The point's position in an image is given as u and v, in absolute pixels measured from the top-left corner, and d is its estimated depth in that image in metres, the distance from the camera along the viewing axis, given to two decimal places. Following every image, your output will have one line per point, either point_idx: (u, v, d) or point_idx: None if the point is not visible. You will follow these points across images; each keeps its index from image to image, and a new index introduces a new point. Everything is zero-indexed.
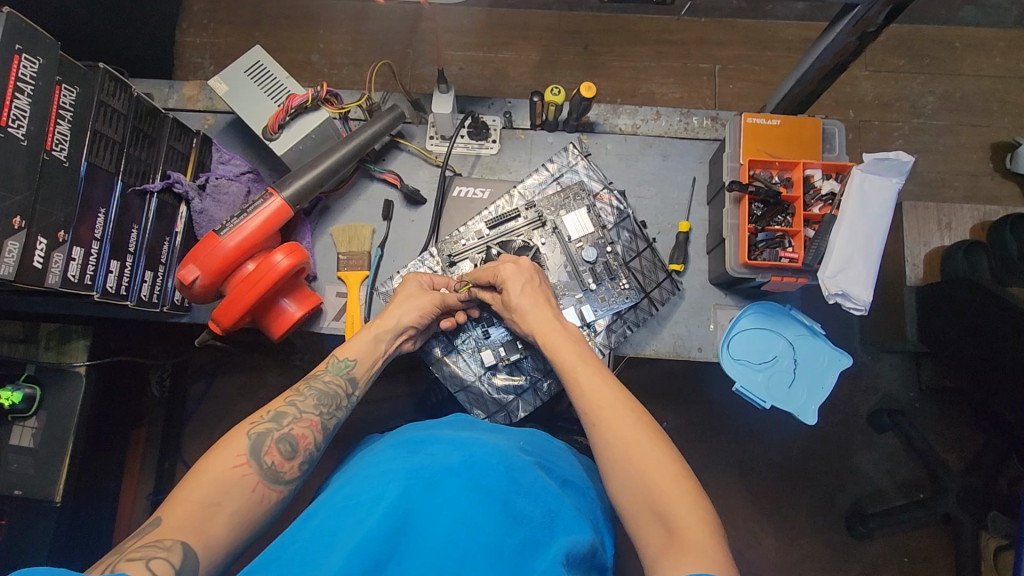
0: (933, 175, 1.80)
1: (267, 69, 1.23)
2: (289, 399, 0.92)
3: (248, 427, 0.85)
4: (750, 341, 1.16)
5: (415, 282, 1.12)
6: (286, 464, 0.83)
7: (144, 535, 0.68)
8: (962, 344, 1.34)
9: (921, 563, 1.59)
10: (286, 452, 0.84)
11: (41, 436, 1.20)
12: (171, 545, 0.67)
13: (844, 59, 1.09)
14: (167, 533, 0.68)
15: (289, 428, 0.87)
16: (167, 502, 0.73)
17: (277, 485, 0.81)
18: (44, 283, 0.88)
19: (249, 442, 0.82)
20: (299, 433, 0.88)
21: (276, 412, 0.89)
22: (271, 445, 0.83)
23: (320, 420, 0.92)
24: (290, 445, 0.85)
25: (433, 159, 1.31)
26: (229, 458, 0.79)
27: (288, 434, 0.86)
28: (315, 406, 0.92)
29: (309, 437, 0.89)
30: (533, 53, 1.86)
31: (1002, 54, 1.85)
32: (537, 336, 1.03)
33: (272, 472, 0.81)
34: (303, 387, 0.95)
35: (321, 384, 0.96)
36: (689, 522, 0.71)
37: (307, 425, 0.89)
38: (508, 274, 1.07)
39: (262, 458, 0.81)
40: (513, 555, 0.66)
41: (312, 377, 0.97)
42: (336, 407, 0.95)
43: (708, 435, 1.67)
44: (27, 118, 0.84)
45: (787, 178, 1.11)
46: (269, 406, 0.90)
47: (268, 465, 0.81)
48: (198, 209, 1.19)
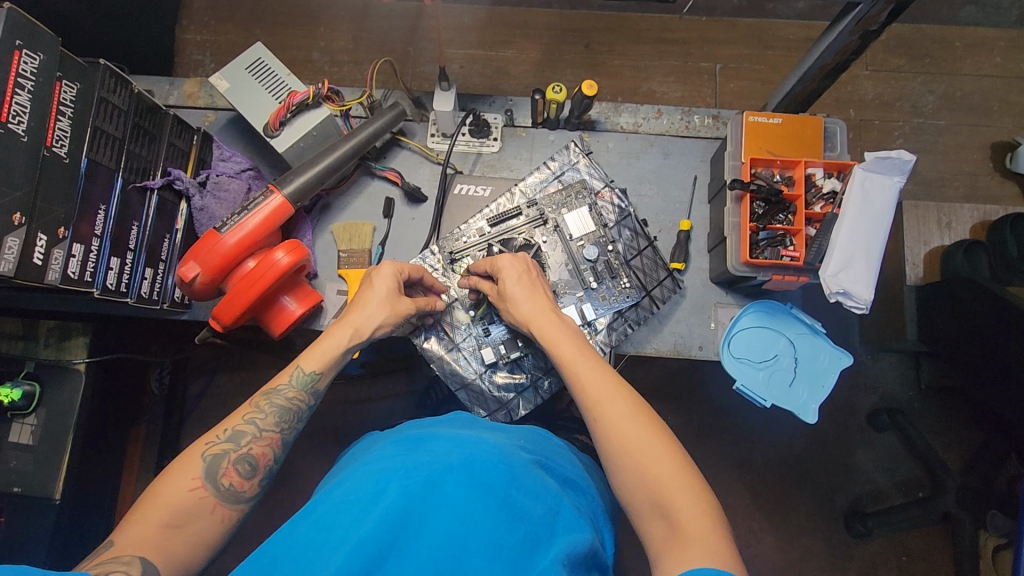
0: (933, 175, 1.81)
1: (268, 66, 1.22)
2: (246, 416, 0.89)
3: (203, 449, 0.83)
4: (750, 341, 1.16)
5: (386, 276, 1.03)
6: (245, 484, 0.83)
7: (100, 554, 0.70)
8: (961, 344, 1.34)
9: (919, 562, 1.59)
10: (245, 472, 0.84)
11: (40, 433, 1.20)
12: (129, 561, 0.68)
13: (846, 59, 1.09)
14: (122, 551, 0.70)
15: (247, 448, 0.86)
16: (124, 522, 0.74)
17: (236, 505, 0.81)
18: (43, 280, 0.88)
19: (204, 465, 0.81)
20: (259, 451, 0.87)
21: (233, 431, 0.87)
22: (228, 467, 0.83)
23: (281, 436, 0.90)
24: (248, 465, 0.85)
25: (434, 157, 1.31)
26: (185, 481, 0.79)
27: (247, 454, 0.85)
28: (276, 423, 0.90)
29: (270, 453, 0.88)
30: (534, 51, 1.86)
31: (1003, 54, 1.86)
32: (534, 327, 1.02)
33: (230, 493, 0.81)
34: (262, 401, 0.91)
35: (282, 400, 0.91)
36: (690, 513, 0.72)
37: (267, 443, 0.88)
38: (503, 266, 1.07)
39: (218, 482, 0.81)
40: (515, 551, 0.66)
41: (271, 390, 0.92)
42: (296, 423, 0.92)
43: (707, 434, 1.67)
44: (27, 114, 0.83)
45: (788, 177, 1.11)
46: (227, 424, 0.87)
47: (226, 487, 0.81)
48: (198, 207, 1.20)
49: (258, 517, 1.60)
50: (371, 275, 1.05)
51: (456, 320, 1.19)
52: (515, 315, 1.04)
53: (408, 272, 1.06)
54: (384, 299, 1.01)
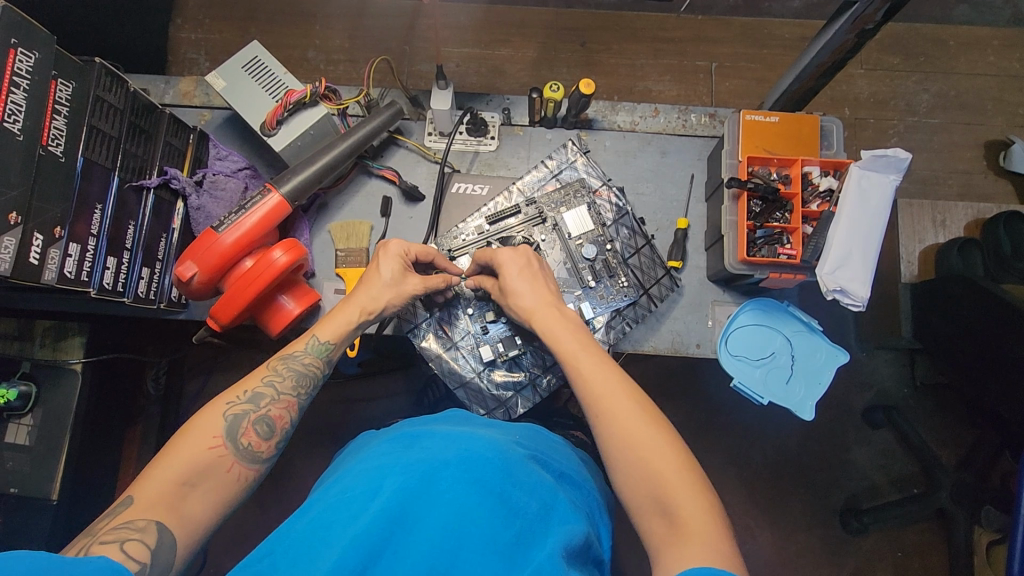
0: (927, 173, 1.82)
1: (265, 65, 1.22)
2: (265, 378, 0.90)
3: (225, 408, 0.83)
4: (748, 338, 1.17)
5: (392, 257, 1.05)
6: (263, 444, 0.83)
7: (116, 514, 0.69)
8: (955, 341, 1.35)
9: (915, 558, 1.60)
10: (263, 433, 0.84)
11: (37, 433, 1.20)
12: (144, 526, 0.68)
13: (843, 57, 1.09)
14: (136, 514, 0.69)
15: (267, 409, 0.86)
16: (141, 479, 0.73)
17: (253, 465, 0.81)
18: (40, 280, 0.87)
19: (225, 424, 0.81)
20: (277, 414, 0.87)
21: (253, 392, 0.87)
22: (248, 427, 0.83)
23: (298, 400, 0.91)
24: (266, 426, 0.85)
25: (432, 156, 1.31)
26: (206, 439, 0.79)
27: (265, 416, 0.85)
28: (294, 387, 0.91)
29: (286, 417, 0.88)
30: (530, 49, 1.86)
31: (996, 52, 1.87)
32: (535, 318, 1.02)
33: (249, 453, 0.81)
34: (279, 365, 0.92)
35: (299, 364, 0.93)
36: (690, 508, 0.72)
37: (285, 407, 0.88)
38: (503, 259, 1.07)
39: (238, 441, 0.81)
40: (510, 545, 0.66)
41: (288, 355, 0.94)
42: (311, 389, 0.94)
43: (704, 431, 1.68)
44: (22, 112, 0.83)
45: (785, 175, 1.12)
46: (247, 386, 0.88)
47: (245, 446, 0.81)
48: (195, 206, 1.19)
49: (256, 516, 1.60)
50: (380, 251, 1.06)
51: (455, 318, 1.19)
52: (518, 306, 1.04)
53: (416, 253, 1.07)
54: (389, 281, 1.04)
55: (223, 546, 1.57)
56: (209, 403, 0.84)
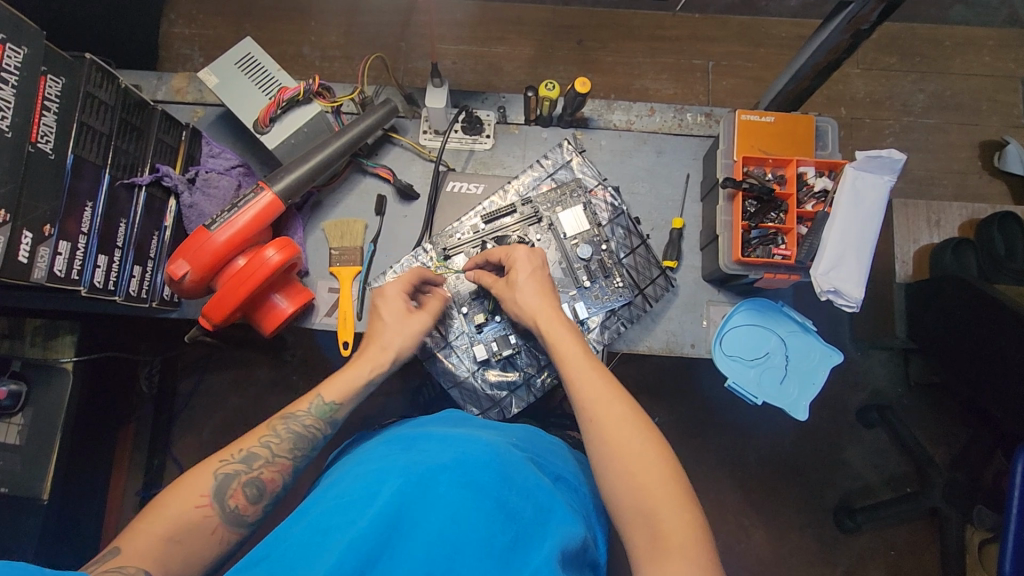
0: (923, 173, 1.82)
1: (258, 62, 1.21)
2: (262, 439, 0.88)
3: (216, 467, 0.82)
4: (743, 338, 1.17)
5: (393, 298, 1.05)
6: (251, 507, 0.82)
7: (103, 563, 0.70)
8: (949, 341, 1.36)
9: (908, 557, 1.61)
10: (251, 496, 0.82)
11: (28, 432, 1.18)
12: (132, 573, 0.68)
13: (838, 57, 1.09)
14: (124, 562, 0.70)
15: (259, 471, 0.85)
16: (129, 531, 0.74)
17: (238, 529, 0.81)
18: (29, 278, 0.86)
19: (214, 484, 0.80)
20: (269, 476, 0.86)
21: (246, 452, 0.85)
22: (238, 488, 0.82)
23: (292, 463, 0.88)
24: (256, 489, 0.83)
25: (427, 154, 1.30)
26: (193, 497, 0.78)
27: (256, 478, 0.84)
28: (290, 449, 0.88)
29: (279, 480, 0.86)
30: (527, 47, 1.85)
31: (991, 52, 1.87)
32: (539, 322, 1.01)
33: (234, 516, 0.80)
34: (278, 424, 0.90)
35: (298, 426, 0.90)
36: (673, 522, 0.73)
37: (278, 469, 0.87)
38: (518, 257, 1.07)
39: (225, 502, 0.80)
40: (505, 550, 0.65)
41: (289, 415, 0.91)
42: (309, 451, 0.91)
43: (699, 431, 1.68)
44: (11, 109, 0.82)
45: (781, 176, 1.12)
46: (242, 445, 0.86)
47: (231, 509, 0.80)
48: (187, 203, 1.18)
49: None
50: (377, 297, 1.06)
51: (451, 317, 1.19)
52: (520, 305, 1.03)
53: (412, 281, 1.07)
54: (394, 321, 1.03)
55: None
56: (203, 459, 0.83)
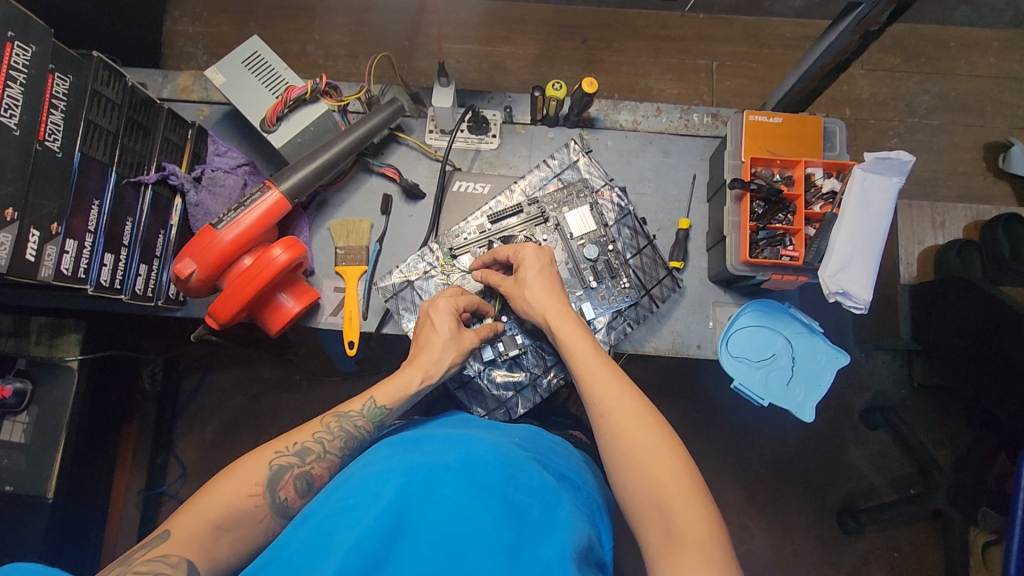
0: (927, 175, 1.82)
1: (265, 61, 1.21)
2: (316, 434, 0.87)
3: (272, 457, 0.82)
4: (749, 339, 1.17)
5: (444, 314, 1.04)
6: (298, 500, 0.82)
7: (153, 546, 0.70)
8: (954, 343, 1.36)
9: (911, 558, 1.61)
10: (301, 489, 0.82)
11: (33, 431, 1.18)
12: (177, 562, 0.68)
13: (847, 58, 1.08)
14: (170, 549, 0.70)
15: (310, 466, 0.84)
16: (181, 513, 0.74)
17: (283, 520, 0.80)
18: (37, 276, 0.86)
19: (269, 473, 0.81)
20: (319, 472, 0.85)
21: (301, 445, 0.85)
22: (289, 480, 0.82)
23: (341, 461, 0.88)
24: (306, 482, 0.83)
25: (433, 154, 1.30)
26: (247, 485, 0.79)
27: (308, 471, 0.84)
28: (340, 448, 0.88)
29: (328, 477, 0.86)
30: (531, 46, 1.85)
31: (996, 54, 1.87)
32: (547, 317, 1.00)
33: (282, 507, 0.80)
34: (331, 421, 0.89)
35: (350, 425, 0.90)
36: (687, 518, 0.72)
37: (327, 466, 0.86)
38: (526, 255, 1.07)
39: (276, 492, 0.80)
40: (511, 548, 0.66)
41: (342, 412, 0.91)
42: (356, 452, 0.90)
43: (702, 431, 1.68)
44: (20, 107, 0.82)
45: (788, 176, 1.11)
46: (296, 438, 0.86)
47: (281, 499, 0.80)
48: (193, 202, 1.18)
49: None
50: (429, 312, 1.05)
51: None
52: (529, 302, 1.03)
53: (462, 305, 1.08)
54: (448, 337, 1.02)
55: None
56: (259, 447, 0.84)
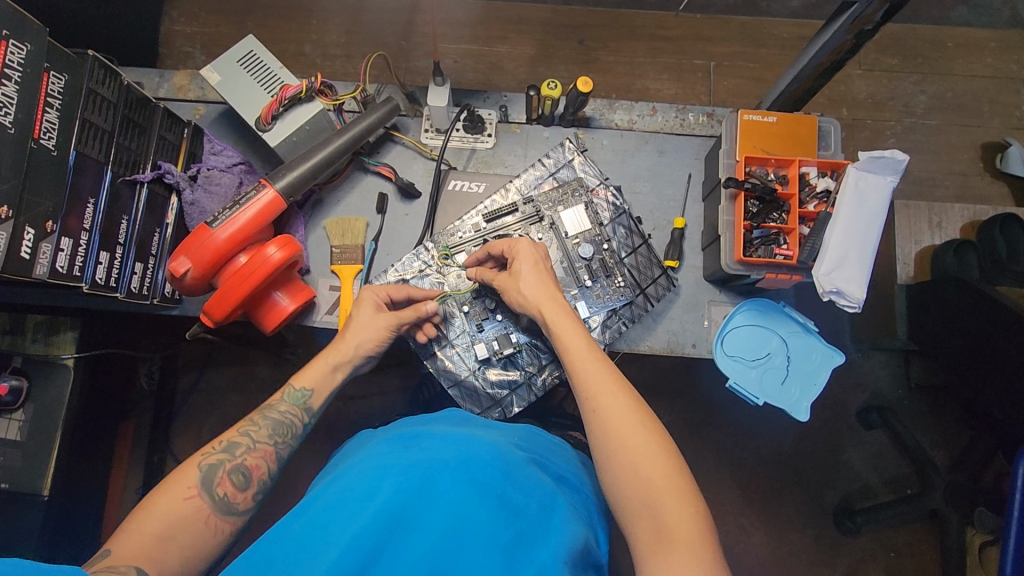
0: (924, 175, 1.82)
1: (260, 60, 1.21)
2: (241, 429, 0.91)
3: (200, 458, 0.84)
4: (744, 338, 1.17)
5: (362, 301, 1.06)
6: (239, 495, 0.84)
7: (94, 563, 0.69)
8: (949, 343, 1.36)
9: (907, 558, 1.61)
10: (239, 483, 0.84)
11: (28, 429, 1.19)
12: (126, 570, 0.68)
13: (841, 57, 1.09)
14: (116, 561, 0.69)
15: (242, 459, 0.87)
16: (118, 532, 0.74)
17: (229, 517, 0.81)
18: (31, 274, 0.86)
19: (200, 474, 0.82)
20: (253, 463, 0.88)
21: (228, 441, 0.88)
22: (224, 476, 0.83)
23: (274, 449, 0.91)
24: (242, 475, 0.85)
25: (428, 153, 1.30)
26: (181, 490, 0.80)
27: (241, 465, 0.86)
28: (270, 435, 0.91)
29: (263, 466, 0.88)
30: (528, 46, 1.85)
31: (993, 54, 1.87)
32: (544, 311, 1.00)
33: (225, 503, 0.82)
34: (257, 415, 0.93)
35: (276, 413, 0.94)
36: (676, 516, 0.73)
37: (261, 455, 0.89)
38: (521, 250, 1.07)
39: (214, 491, 0.82)
40: (509, 546, 0.66)
41: (266, 406, 0.95)
42: (289, 438, 0.94)
43: (698, 431, 1.68)
44: (14, 105, 0.82)
45: (783, 176, 1.12)
46: (223, 437, 0.89)
47: (221, 496, 0.82)
48: (189, 200, 1.18)
49: None
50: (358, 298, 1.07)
51: (451, 316, 1.18)
52: (524, 295, 1.03)
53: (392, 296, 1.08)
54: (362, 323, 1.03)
55: None
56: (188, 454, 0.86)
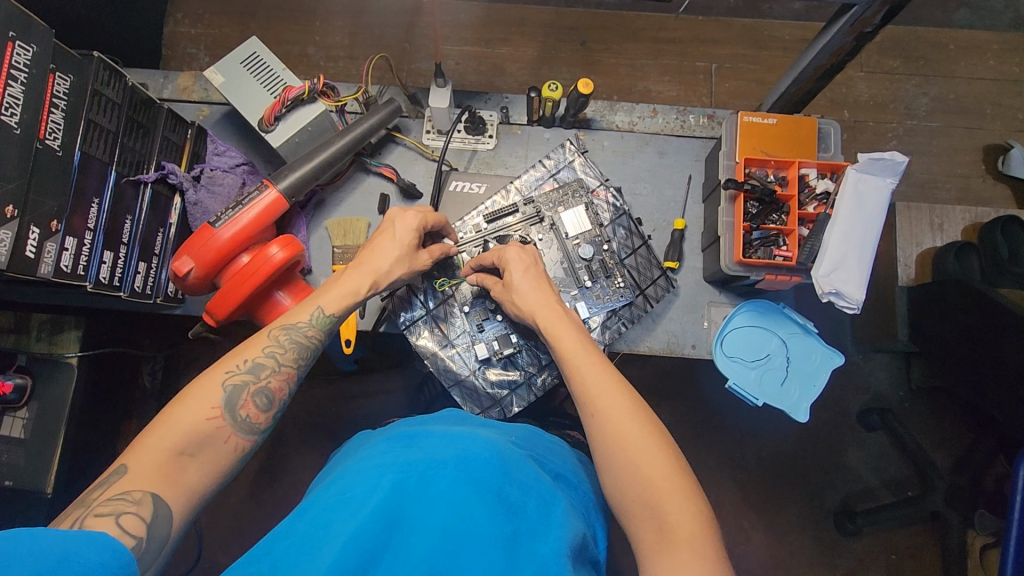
0: (926, 177, 1.82)
1: (263, 61, 1.22)
2: (266, 349, 0.87)
3: (224, 378, 0.81)
4: (744, 339, 1.17)
5: (409, 226, 1.04)
6: (262, 416, 0.82)
7: (111, 485, 0.69)
8: (950, 344, 1.36)
9: (908, 560, 1.61)
10: (262, 405, 0.83)
11: (33, 426, 1.19)
12: (140, 499, 0.68)
13: (841, 59, 1.09)
14: (131, 485, 0.69)
15: (266, 381, 0.85)
16: (134, 447, 0.73)
17: (252, 437, 0.81)
18: (36, 273, 0.87)
19: (224, 395, 0.80)
20: (276, 385, 0.86)
21: (253, 363, 0.85)
22: (248, 399, 0.81)
23: (297, 371, 0.89)
24: (266, 398, 0.84)
25: (430, 154, 1.31)
26: (203, 409, 0.78)
27: (265, 387, 0.84)
28: (294, 358, 0.89)
29: (285, 389, 0.87)
30: (530, 48, 1.86)
31: (996, 56, 1.87)
32: (538, 318, 1.01)
33: (247, 425, 0.80)
34: (280, 335, 0.89)
35: (300, 336, 0.90)
36: (679, 515, 0.73)
37: (284, 378, 0.87)
38: (510, 258, 1.07)
39: (237, 413, 0.80)
40: (508, 542, 0.67)
41: (290, 325, 0.91)
42: (310, 360, 0.92)
43: (699, 432, 1.68)
44: (20, 106, 0.83)
45: (782, 177, 1.12)
46: (245, 355, 0.85)
47: (244, 419, 0.80)
48: (192, 201, 1.19)
49: (251, 510, 1.60)
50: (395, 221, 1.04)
51: (452, 316, 1.19)
52: (519, 305, 1.04)
53: (431, 224, 1.07)
54: (404, 248, 1.03)
55: (217, 539, 1.57)
56: (209, 370, 0.82)
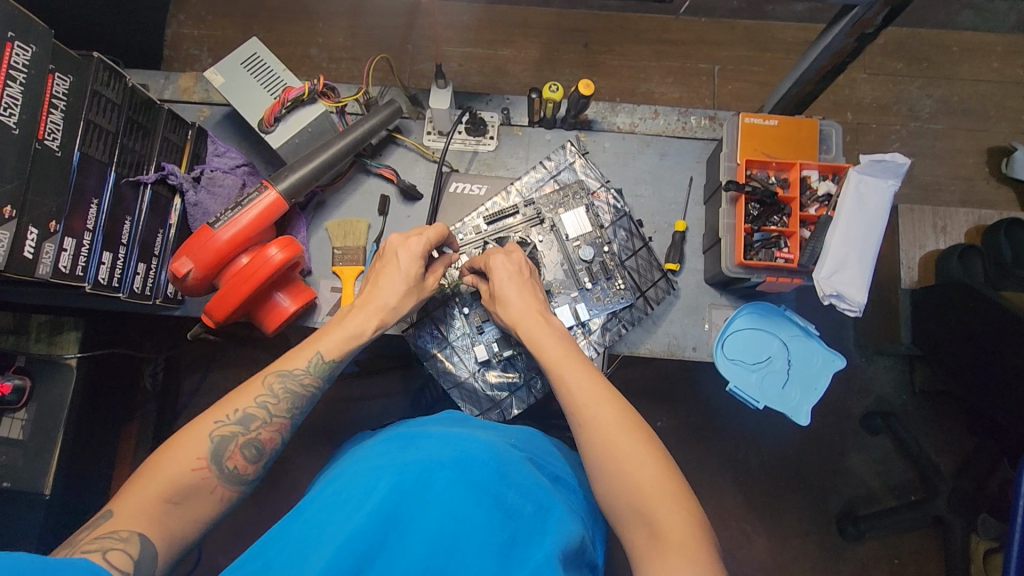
0: (929, 179, 1.81)
1: (264, 62, 1.22)
2: (258, 398, 0.86)
3: (212, 429, 0.80)
4: (745, 341, 1.16)
5: (411, 255, 1.02)
6: (249, 468, 0.82)
7: (96, 526, 0.69)
8: (953, 347, 1.35)
9: (911, 565, 1.59)
10: (250, 456, 0.82)
11: (31, 428, 1.19)
12: (127, 536, 0.68)
13: (843, 60, 1.08)
14: (119, 526, 0.69)
15: (256, 432, 0.84)
16: (122, 492, 0.73)
17: (238, 488, 0.81)
18: (35, 274, 0.87)
19: (211, 446, 0.80)
20: (266, 436, 0.85)
21: (243, 413, 0.84)
22: (235, 450, 0.81)
23: (290, 422, 0.88)
24: (255, 449, 0.83)
25: (430, 155, 1.31)
26: (189, 460, 0.77)
27: (254, 438, 0.84)
28: (287, 408, 0.88)
29: (276, 439, 0.86)
30: (533, 50, 1.86)
31: (1000, 58, 1.86)
32: (520, 329, 1.01)
33: (233, 476, 0.80)
34: (274, 382, 0.88)
35: (295, 384, 0.89)
36: (672, 521, 0.72)
37: (275, 429, 0.86)
38: (496, 265, 1.06)
39: (223, 463, 0.80)
40: (504, 547, 0.66)
41: (285, 372, 0.89)
42: (305, 407, 0.91)
43: (701, 435, 1.67)
44: (18, 106, 0.83)
45: (784, 179, 1.11)
46: (238, 405, 0.84)
47: (230, 470, 0.80)
48: (192, 201, 1.19)
49: (250, 513, 1.59)
50: (397, 251, 1.02)
51: (451, 318, 1.19)
52: (503, 315, 1.04)
53: (433, 242, 1.04)
54: (408, 280, 1.01)
55: (216, 541, 1.57)
56: (197, 418, 0.82)
